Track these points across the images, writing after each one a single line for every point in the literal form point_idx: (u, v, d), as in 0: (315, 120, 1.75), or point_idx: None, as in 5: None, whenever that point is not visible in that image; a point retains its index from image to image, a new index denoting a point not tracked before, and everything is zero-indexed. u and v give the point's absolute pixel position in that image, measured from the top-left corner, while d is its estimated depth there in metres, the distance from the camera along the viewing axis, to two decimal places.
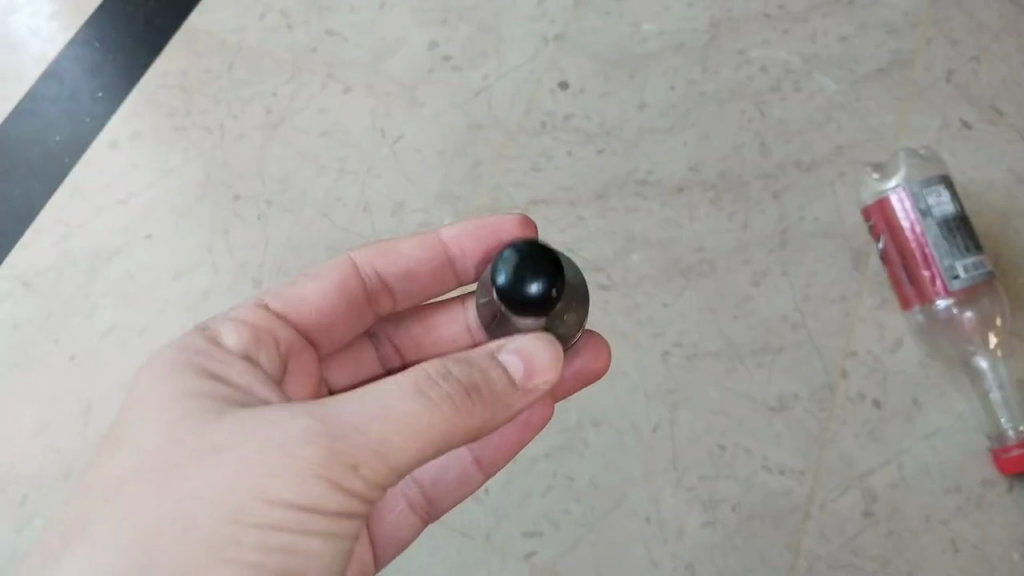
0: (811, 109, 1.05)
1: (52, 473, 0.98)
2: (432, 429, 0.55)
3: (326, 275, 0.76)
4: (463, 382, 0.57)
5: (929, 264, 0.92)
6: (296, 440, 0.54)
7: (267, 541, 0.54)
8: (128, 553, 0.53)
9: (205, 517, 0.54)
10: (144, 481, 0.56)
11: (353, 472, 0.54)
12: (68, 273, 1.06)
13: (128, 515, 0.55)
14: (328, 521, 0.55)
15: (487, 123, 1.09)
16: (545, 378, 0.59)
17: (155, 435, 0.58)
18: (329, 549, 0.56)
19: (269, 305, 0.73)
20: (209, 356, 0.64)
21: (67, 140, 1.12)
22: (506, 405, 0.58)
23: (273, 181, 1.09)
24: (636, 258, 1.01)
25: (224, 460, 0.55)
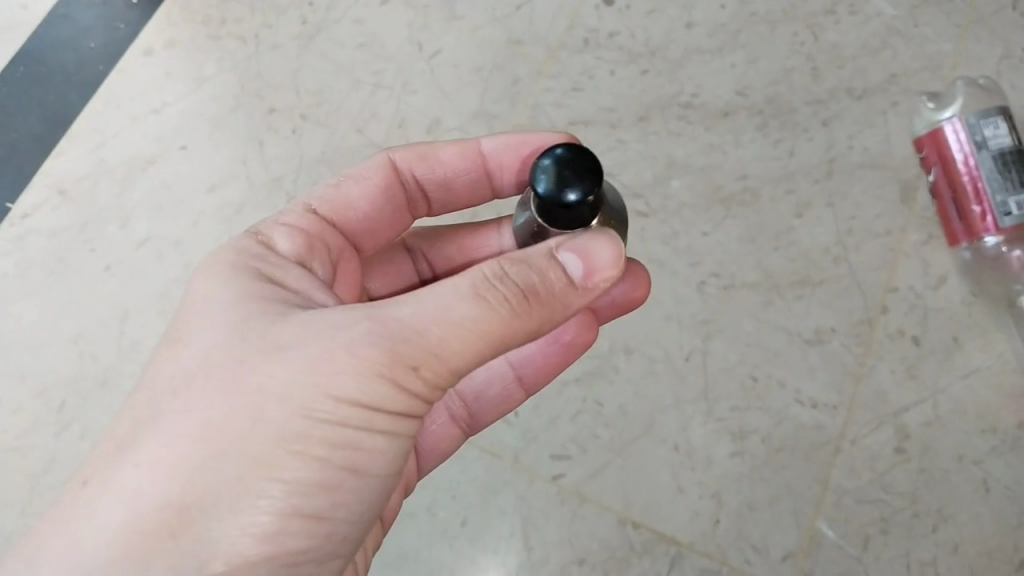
0: (867, 34, 1.00)
1: (88, 380, 0.99)
2: (493, 334, 0.53)
3: (368, 180, 0.74)
4: (521, 283, 0.54)
5: (980, 199, 0.88)
6: (360, 341, 0.52)
7: (334, 438, 0.53)
8: (197, 444, 0.52)
9: (274, 413, 0.52)
10: (210, 378, 0.54)
11: (414, 374, 0.53)
12: (103, 183, 1.06)
13: (193, 407, 0.53)
14: (390, 420, 0.55)
15: (528, 39, 1.05)
16: (607, 276, 0.56)
17: (216, 332, 0.56)
18: (391, 445, 0.56)
19: (317, 211, 0.72)
20: (263, 259, 0.63)
21: (102, 47, 1.11)
22: (564, 305, 0.56)
23: (308, 94, 1.07)
24: (676, 184, 0.98)
25: (288, 358, 0.53)
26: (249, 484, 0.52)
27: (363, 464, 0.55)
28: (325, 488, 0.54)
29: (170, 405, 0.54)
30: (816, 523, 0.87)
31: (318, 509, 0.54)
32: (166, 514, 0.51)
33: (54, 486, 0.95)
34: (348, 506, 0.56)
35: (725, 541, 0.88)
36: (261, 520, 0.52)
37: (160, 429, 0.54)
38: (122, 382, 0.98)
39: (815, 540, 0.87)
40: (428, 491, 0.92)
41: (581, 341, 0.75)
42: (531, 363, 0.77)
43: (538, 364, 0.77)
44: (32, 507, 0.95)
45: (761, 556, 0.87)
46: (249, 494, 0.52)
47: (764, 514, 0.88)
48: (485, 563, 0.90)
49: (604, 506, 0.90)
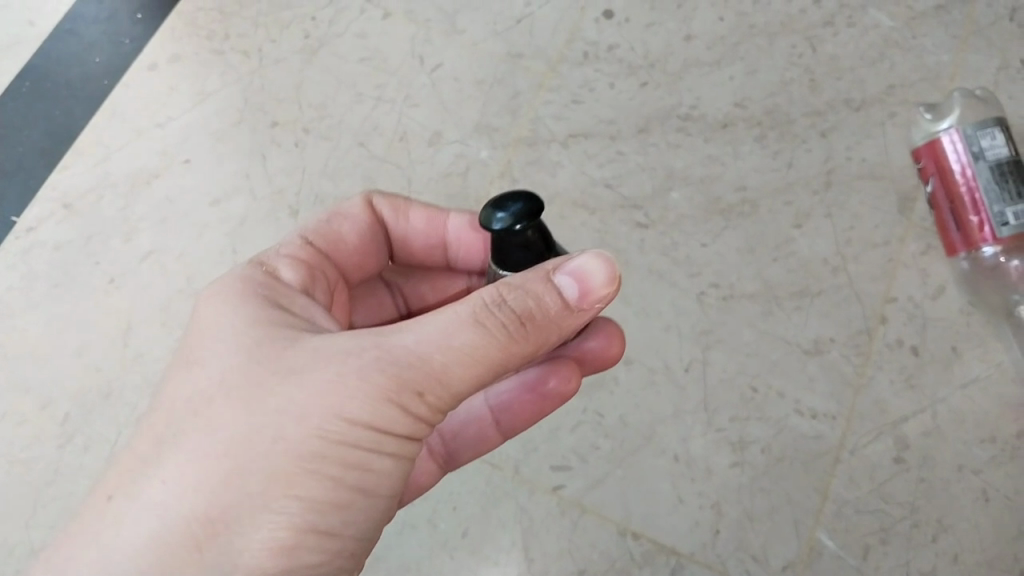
0: (864, 45, 1.01)
1: (92, 392, 1.00)
2: (495, 359, 0.55)
3: (357, 217, 0.75)
4: (518, 308, 0.55)
5: (978, 209, 0.89)
6: (371, 365, 0.54)
7: (347, 460, 0.54)
8: (218, 463, 0.53)
9: (289, 436, 0.53)
10: (225, 403, 0.55)
11: (419, 400, 0.54)
12: (107, 196, 1.07)
13: (214, 426, 0.54)
14: (399, 442, 0.56)
15: (528, 52, 1.07)
16: (601, 297, 0.56)
17: (234, 355, 0.57)
18: (399, 465, 0.57)
19: (312, 241, 0.72)
20: (269, 286, 0.64)
21: (107, 62, 1.12)
22: (558, 327, 0.56)
23: (310, 107, 1.08)
24: (676, 195, 0.99)
25: (304, 380, 0.54)
26: (267, 502, 0.52)
27: (373, 484, 0.56)
28: (338, 507, 0.55)
29: (191, 424, 0.55)
30: (816, 533, 0.87)
31: (331, 528, 0.55)
32: (189, 529, 0.52)
33: (57, 498, 0.96)
34: (357, 525, 0.57)
35: (725, 551, 0.88)
36: (276, 539, 0.53)
37: (180, 450, 0.54)
38: (124, 395, 0.99)
39: (815, 550, 0.87)
40: (431, 502, 0.93)
41: (563, 391, 0.76)
42: (508, 408, 0.78)
43: (516, 408, 0.77)
44: (35, 518, 0.96)
45: (761, 566, 0.87)
46: (267, 513, 0.53)
47: (764, 525, 0.88)
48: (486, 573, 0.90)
49: (605, 517, 0.90)
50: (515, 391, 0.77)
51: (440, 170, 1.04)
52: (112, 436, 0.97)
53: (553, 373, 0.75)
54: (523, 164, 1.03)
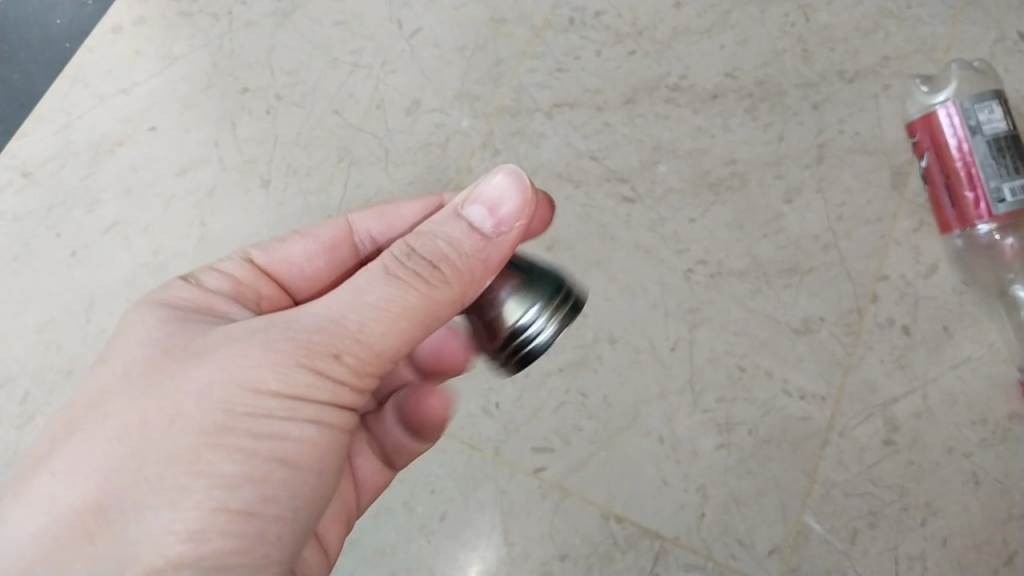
0: (859, 15, 0.98)
1: (53, 370, 0.96)
2: (413, 317, 0.54)
3: (314, 237, 0.71)
4: (425, 256, 0.55)
5: (974, 185, 0.86)
6: (279, 339, 0.53)
7: (255, 428, 0.52)
8: (117, 449, 0.51)
9: (190, 407, 0.51)
10: (128, 389, 0.54)
11: (335, 360, 0.53)
12: (69, 164, 1.02)
13: (114, 415, 0.53)
14: (317, 410, 0.54)
15: (511, 18, 1.02)
16: (516, 227, 0.58)
17: (139, 349, 0.56)
18: (323, 437, 0.55)
19: (255, 261, 0.69)
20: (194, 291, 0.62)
21: (68, 24, 1.07)
22: (477, 259, 0.57)
23: (282, 73, 1.04)
24: (663, 169, 0.95)
25: (207, 360, 0.53)
26: (171, 481, 0.50)
27: (292, 455, 0.53)
28: (254, 481, 0.52)
29: (93, 418, 0.53)
30: (802, 516, 0.85)
31: (246, 506, 0.51)
32: (83, 516, 0.50)
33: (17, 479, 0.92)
34: (281, 503, 0.53)
35: (709, 535, 0.86)
36: (183, 518, 0.50)
37: (79, 441, 0.53)
38: (86, 372, 0.95)
39: (802, 534, 0.85)
40: (410, 485, 0.90)
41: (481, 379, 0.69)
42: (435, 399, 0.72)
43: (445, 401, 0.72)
44: None
45: (747, 550, 0.85)
46: (170, 491, 0.50)
47: (751, 508, 0.86)
48: (463, 557, 0.88)
49: (588, 500, 0.88)
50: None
51: (418, 140, 1.00)
52: None
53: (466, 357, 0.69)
54: (506, 135, 0.99)
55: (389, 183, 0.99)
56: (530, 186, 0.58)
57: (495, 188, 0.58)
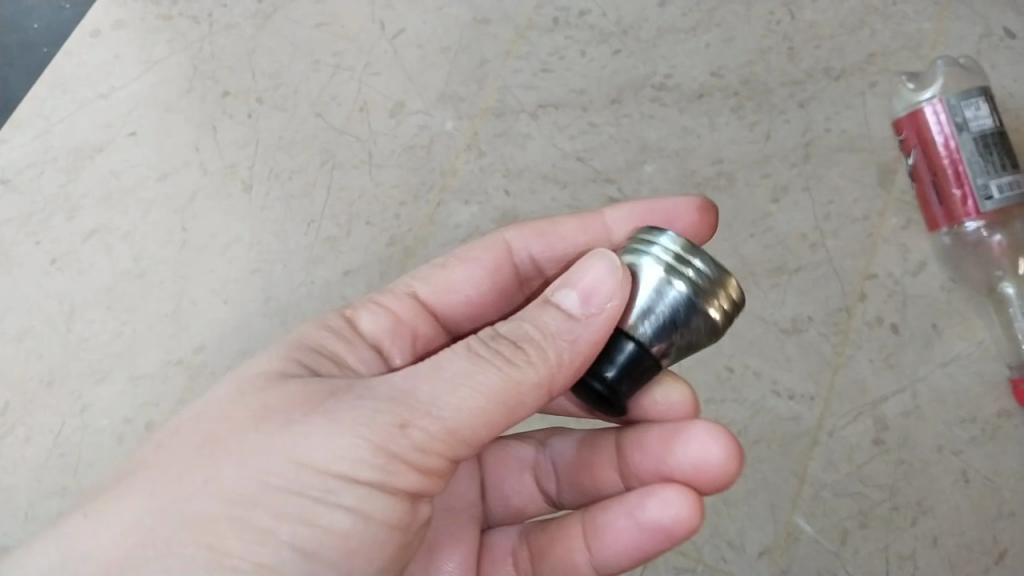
0: (845, 13, 0.97)
1: (34, 380, 0.95)
2: (493, 397, 0.51)
3: (476, 261, 0.69)
4: (511, 335, 0.53)
5: (961, 182, 0.86)
6: (347, 411, 0.50)
7: (289, 501, 0.49)
8: (148, 496, 0.49)
9: (234, 469, 0.49)
10: (185, 438, 0.52)
11: (400, 433, 0.50)
12: (48, 171, 1.01)
13: (159, 467, 0.51)
14: (364, 496, 0.50)
15: (495, 18, 1.02)
16: (609, 308, 0.53)
17: (226, 393, 0.55)
18: (362, 529, 0.50)
19: (419, 295, 0.67)
20: (341, 340, 0.61)
21: (45, 29, 1.07)
22: (566, 341, 0.53)
23: (264, 76, 1.02)
24: (650, 169, 0.95)
25: (267, 424, 0.51)
26: (181, 543, 0.47)
27: (321, 541, 0.49)
28: (270, 563, 0.48)
29: (143, 460, 0.52)
30: (792, 518, 0.84)
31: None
32: (94, 562, 0.47)
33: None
34: None
35: (700, 537, 0.85)
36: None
37: (115, 488, 0.51)
38: (69, 381, 0.94)
39: (793, 536, 0.84)
40: None
41: (668, 526, 0.59)
42: (603, 533, 0.63)
43: (613, 542, 0.62)
44: None
45: (737, 553, 0.84)
46: (178, 554, 0.47)
47: (740, 509, 0.85)
48: None
49: None
50: (612, 511, 0.62)
51: (402, 142, 0.99)
52: (57, 427, 0.92)
53: (655, 495, 0.59)
54: (491, 136, 0.98)
55: (372, 185, 0.98)
56: (622, 270, 0.53)
57: (586, 277, 0.53)
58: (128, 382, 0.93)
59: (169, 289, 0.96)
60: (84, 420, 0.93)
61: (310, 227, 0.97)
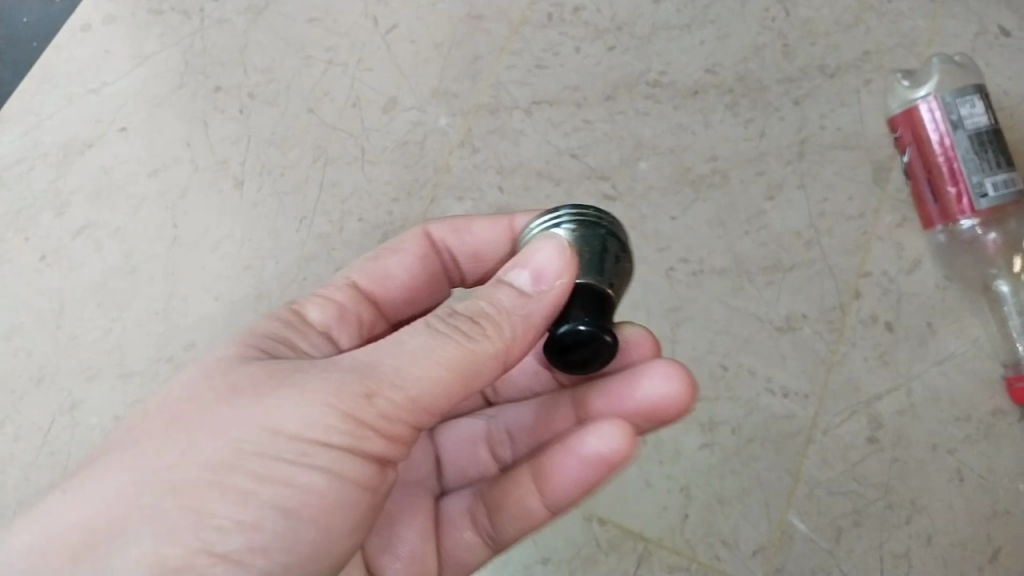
0: (840, 10, 0.97)
1: (23, 377, 0.94)
2: (452, 368, 0.51)
3: (407, 251, 0.71)
4: (466, 309, 0.53)
5: (956, 181, 0.85)
6: (312, 381, 0.51)
7: (262, 470, 0.49)
8: (123, 473, 0.49)
9: (205, 440, 0.50)
10: (155, 417, 0.52)
11: (366, 400, 0.50)
12: (38, 167, 1.01)
13: (131, 444, 0.51)
14: (336, 458, 0.50)
15: (489, 14, 1.01)
16: (558, 285, 0.53)
17: (194, 373, 0.55)
18: (335, 489, 0.51)
19: (357, 284, 0.69)
20: (290, 329, 0.62)
21: (35, 23, 1.06)
22: (520, 316, 0.53)
23: (256, 72, 1.02)
24: (644, 166, 0.94)
25: (235, 397, 0.51)
26: (161, 512, 0.48)
27: (295, 504, 0.50)
28: (246, 525, 0.48)
29: (116, 440, 0.52)
30: (787, 516, 0.84)
31: (233, 552, 0.48)
32: (73, 536, 0.47)
33: None
34: (272, 555, 0.49)
35: (694, 536, 0.84)
36: (164, 552, 0.47)
37: (88, 467, 0.51)
38: (58, 379, 0.93)
39: (786, 534, 0.83)
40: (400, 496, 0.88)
41: (607, 456, 0.60)
42: (545, 474, 0.63)
43: (560, 481, 0.62)
44: None
45: (731, 552, 0.84)
46: (160, 522, 0.47)
47: (734, 508, 0.85)
48: None
49: None
50: (551, 454, 0.62)
51: (395, 138, 0.98)
52: (45, 424, 0.92)
53: (591, 429, 0.61)
54: (484, 132, 0.97)
55: (365, 182, 0.97)
56: (571, 249, 0.54)
57: (542, 254, 0.54)
58: (117, 379, 0.92)
59: (160, 285, 0.96)
60: (72, 418, 0.91)
61: (302, 223, 0.96)
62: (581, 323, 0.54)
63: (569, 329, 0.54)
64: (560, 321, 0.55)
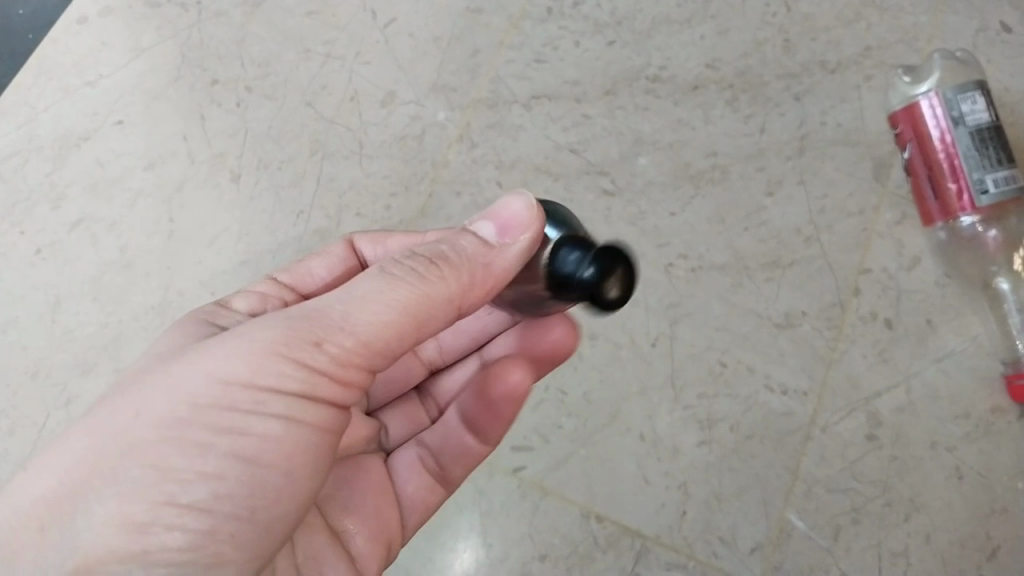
0: (841, 5, 0.96)
1: (19, 371, 0.93)
2: (405, 313, 0.51)
3: (330, 254, 0.73)
4: (428, 256, 0.53)
5: (957, 177, 0.84)
6: (259, 330, 0.50)
7: (218, 421, 0.48)
8: (83, 438, 0.49)
9: (158, 399, 0.49)
10: (111, 387, 0.52)
11: (317, 348, 0.49)
12: (35, 160, 1.00)
13: (90, 412, 0.50)
14: (291, 403, 0.49)
15: (488, 7, 1.01)
16: (524, 239, 0.53)
17: (144, 354, 0.55)
18: (294, 436, 0.50)
19: (279, 280, 0.70)
20: (216, 312, 0.62)
21: (31, 15, 1.06)
22: (481, 264, 0.54)
23: (253, 65, 1.01)
24: (643, 161, 0.94)
25: (186, 356, 0.51)
26: (121, 472, 0.47)
27: (255, 452, 0.49)
28: (207, 477, 0.47)
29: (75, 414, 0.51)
30: (785, 513, 0.84)
31: (197, 503, 0.47)
32: (43, 506, 0.47)
33: None
34: (236, 502, 0.48)
35: (691, 533, 0.84)
36: (130, 510, 0.46)
37: (51, 441, 0.50)
38: (54, 373, 0.93)
39: (784, 531, 0.83)
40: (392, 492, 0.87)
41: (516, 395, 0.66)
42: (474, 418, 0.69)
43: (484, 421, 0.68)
44: None
45: (730, 549, 0.83)
46: (123, 480, 0.47)
47: (732, 505, 0.84)
48: (442, 559, 0.86)
49: (567, 499, 0.86)
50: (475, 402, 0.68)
51: (393, 133, 0.98)
52: (41, 419, 0.91)
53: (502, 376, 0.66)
54: (483, 127, 0.97)
55: (363, 177, 0.97)
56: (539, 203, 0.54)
57: (516, 202, 0.54)
58: (112, 374, 0.92)
59: (156, 280, 0.95)
60: (68, 413, 0.91)
61: (299, 218, 0.96)
62: (592, 270, 0.48)
63: (593, 288, 0.48)
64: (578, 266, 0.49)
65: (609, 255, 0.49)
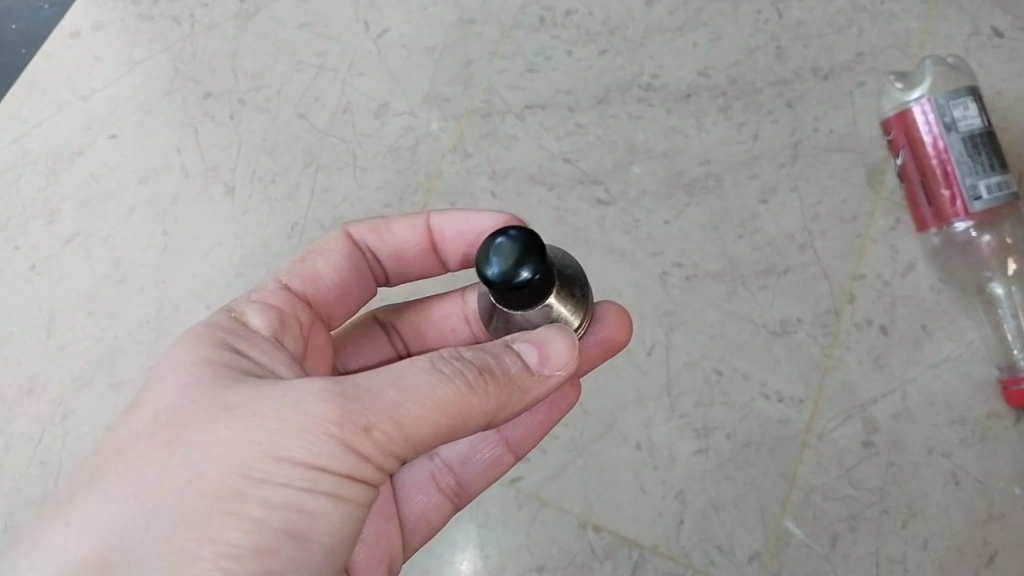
0: (832, 12, 0.96)
1: (15, 388, 0.93)
2: (447, 414, 0.50)
3: (332, 250, 0.71)
4: (472, 361, 0.52)
5: (950, 182, 0.83)
6: (309, 403, 0.48)
7: (272, 497, 0.48)
8: (135, 500, 0.48)
9: (212, 467, 0.48)
10: (155, 440, 0.50)
11: (363, 433, 0.48)
12: (28, 175, 1.00)
13: (136, 468, 0.49)
14: (337, 482, 0.49)
15: (480, 17, 1.01)
16: (558, 375, 0.55)
17: (173, 393, 0.52)
18: (336, 512, 0.50)
19: (290, 287, 0.67)
20: (236, 333, 0.58)
21: (23, 30, 1.06)
22: (521, 389, 0.54)
23: (246, 77, 1.01)
24: (637, 170, 0.94)
25: (235, 417, 0.49)
26: (178, 545, 0.47)
27: (305, 527, 0.49)
28: (262, 554, 0.48)
29: (114, 465, 0.50)
30: (783, 522, 0.83)
31: None
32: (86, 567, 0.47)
33: None
34: None
35: (688, 542, 0.84)
36: None
37: (96, 492, 0.49)
38: (50, 390, 0.92)
39: (782, 540, 0.83)
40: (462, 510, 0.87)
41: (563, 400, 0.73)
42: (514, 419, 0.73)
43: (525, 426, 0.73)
44: None
45: (728, 558, 0.83)
46: (176, 553, 0.47)
47: (729, 514, 0.84)
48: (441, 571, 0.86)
49: (566, 510, 0.86)
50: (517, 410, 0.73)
51: (387, 143, 0.98)
52: (36, 436, 0.91)
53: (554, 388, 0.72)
54: (476, 137, 0.97)
55: (357, 188, 0.96)
56: (553, 348, 0.55)
57: (548, 339, 0.55)
58: (108, 389, 0.91)
59: (150, 294, 0.95)
60: (64, 428, 0.90)
61: (294, 230, 0.95)
62: (524, 270, 0.51)
63: (536, 265, 0.51)
64: (496, 277, 0.51)
65: (507, 252, 0.51)
